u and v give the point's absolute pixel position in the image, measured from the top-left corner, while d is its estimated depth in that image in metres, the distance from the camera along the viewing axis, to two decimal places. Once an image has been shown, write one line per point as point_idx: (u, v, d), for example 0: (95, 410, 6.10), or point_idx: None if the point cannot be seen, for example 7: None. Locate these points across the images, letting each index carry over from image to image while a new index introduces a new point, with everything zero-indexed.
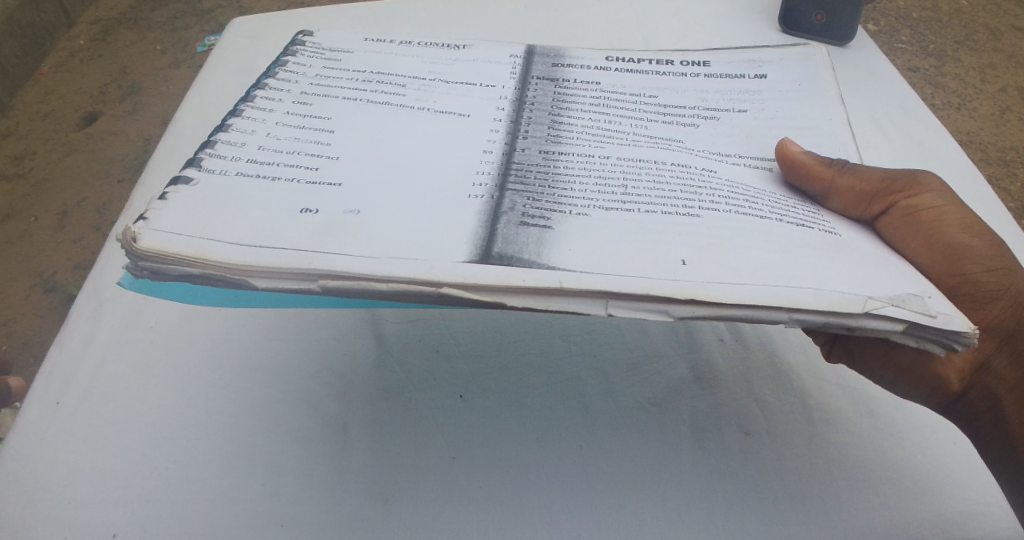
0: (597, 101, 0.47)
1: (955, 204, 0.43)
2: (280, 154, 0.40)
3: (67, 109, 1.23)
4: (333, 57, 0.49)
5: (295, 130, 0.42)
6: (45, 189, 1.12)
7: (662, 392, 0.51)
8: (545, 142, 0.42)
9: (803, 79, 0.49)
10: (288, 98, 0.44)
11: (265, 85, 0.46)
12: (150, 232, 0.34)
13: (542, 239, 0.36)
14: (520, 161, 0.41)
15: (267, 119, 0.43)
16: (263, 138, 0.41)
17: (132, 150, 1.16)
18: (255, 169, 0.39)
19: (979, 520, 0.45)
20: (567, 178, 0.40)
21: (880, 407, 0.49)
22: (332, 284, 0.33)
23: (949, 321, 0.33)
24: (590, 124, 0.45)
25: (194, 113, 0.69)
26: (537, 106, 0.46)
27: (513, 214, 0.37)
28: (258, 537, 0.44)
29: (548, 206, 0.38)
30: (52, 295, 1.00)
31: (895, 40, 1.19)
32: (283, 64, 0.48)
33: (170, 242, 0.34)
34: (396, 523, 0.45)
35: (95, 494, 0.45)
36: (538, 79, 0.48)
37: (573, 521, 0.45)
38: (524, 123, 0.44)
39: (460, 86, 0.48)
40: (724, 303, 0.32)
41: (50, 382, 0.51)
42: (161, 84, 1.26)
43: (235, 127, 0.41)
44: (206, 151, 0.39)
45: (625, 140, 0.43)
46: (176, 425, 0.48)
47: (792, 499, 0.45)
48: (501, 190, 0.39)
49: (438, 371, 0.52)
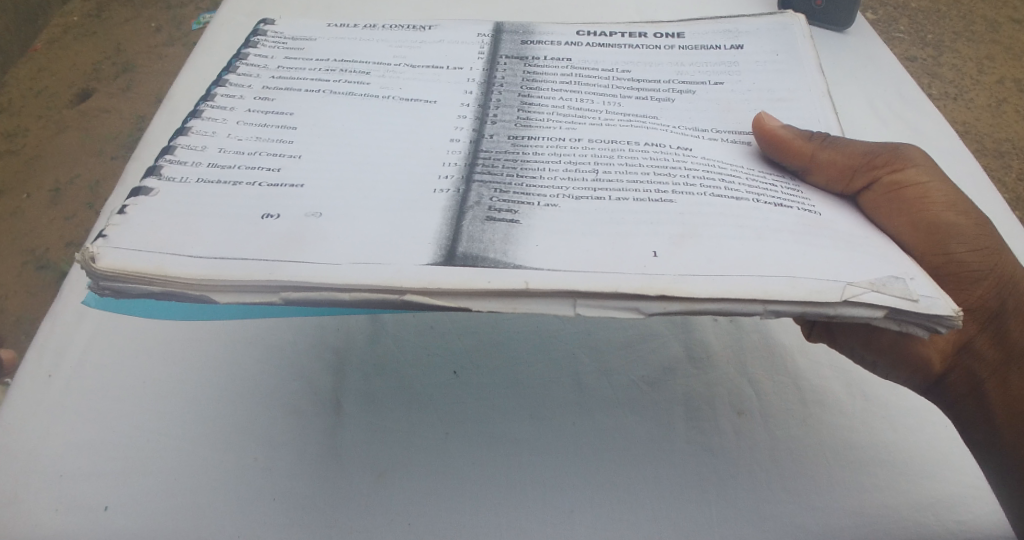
0: (569, 78, 0.47)
1: (939, 180, 0.43)
2: (242, 155, 0.40)
3: (61, 86, 1.23)
4: (295, 45, 0.49)
5: (257, 129, 0.42)
6: (38, 167, 1.11)
7: (656, 371, 0.51)
8: (513, 126, 0.42)
9: (781, 48, 0.49)
10: (250, 94, 0.44)
11: (224, 80, 0.45)
12: (110, 250, 0.34)
13: (508, 236, 0.36)
14: (488, 148, 0.41)
15: (228, 116, 0.42)
16: (225, 138, 0.41)
17: (126, 128, 1.15)
18: (216, 174, 0.39)
19: (969, 499, 0.45)
20: (536, 165, 0.40)
21: (873, 389, 0.50)
22: (293, 296, 0.34)
23: (931, 305, 0.33)
24: (560, 104, 0.44)
25: (191, 89, 0.69)
26: (506, 88, 0.45)
27: (479, 208, 0.37)
28: (250, 509, 0.44)
29: (515, 197, 0.38)
30: (45, 273, 1.00)
31: (893, 29, 1.19)
32: (243, 55, 0.47)
33: (131, 259, 0.34)
34: (389, 497, 0.45)
35: (86, 467, 0.45)
36: (507, 58, 0.48)
37: (566, 497, 0.45)
38: (493, 107, 0.44)
39: (427, 70, 0.47)
40: (695, 297, 0.33)
41: (43, 355, 0.51)
42: (155, 62, 1.25)
43: (195, 129, 0.41)
44: (165, 158, 0.39)
45: (597, 119, 0.43)
46: (168, 399, 0.48)
47: (784, 478, 0.46)
48: (467, 181, 0.39)
49: (431, 347, 0.52)
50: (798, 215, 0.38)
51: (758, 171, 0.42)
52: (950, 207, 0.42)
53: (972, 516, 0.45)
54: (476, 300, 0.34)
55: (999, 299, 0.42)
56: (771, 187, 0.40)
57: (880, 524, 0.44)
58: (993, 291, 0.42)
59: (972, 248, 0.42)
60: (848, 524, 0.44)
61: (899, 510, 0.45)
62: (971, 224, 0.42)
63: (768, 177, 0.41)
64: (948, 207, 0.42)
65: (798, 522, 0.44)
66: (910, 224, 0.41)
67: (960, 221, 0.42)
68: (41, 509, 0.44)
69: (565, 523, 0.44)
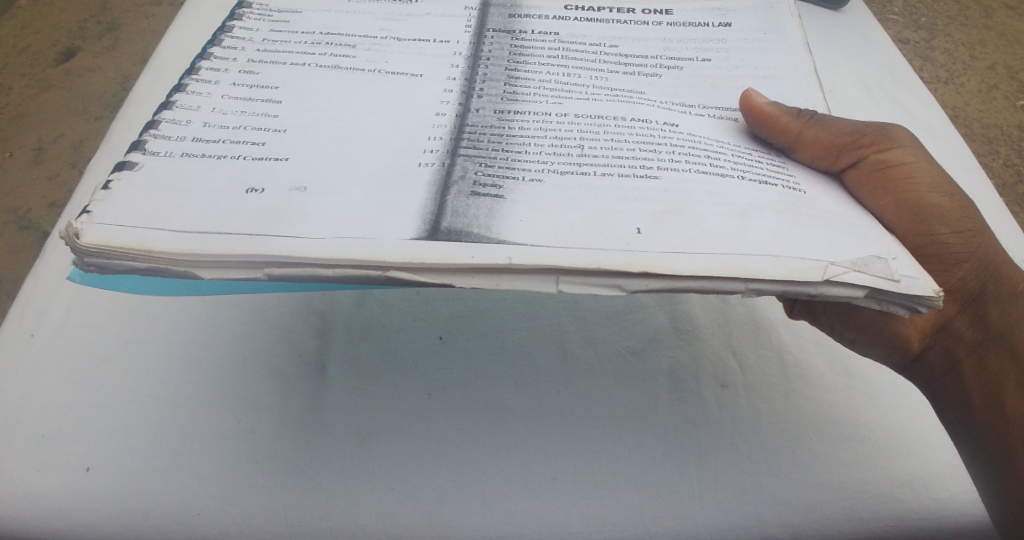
0: (557, 52, 0.46)
1: (925, 160, 0.43)
2: (226, 130, 0.39)
3: (44, 44, 1.20)
4: (282, 17, 0.47)
5: (242, 103, 0.41)
6: (20, 126, 1.08)
7: (641, 342, 0.51)
8: (499, 100, 0.42)
9: (768, 27, 0.49)
10: (234, 67, 0.43)
11: (209, 54, 0.44)
12: (94, 227, 0.34)
13: (492, 211, 0.36)
14: (474, 122, 0.41)
15: (212, 91, 0.41)
16: (209, 112, 0.40)
17: (111, 88, 1.14)
18: (200, 149, 0.38)
19: (942, 475, 0.46)
20: (521, 140, 0.39)
21: (856, 365, 0.50)
22: (277, 272, 0.34)
23: (911, 285, 0.34)
24: (547, 78, 0.44)
25: (178, 50, 0.67)
26: (493, 61, 0.45)
27: (464, 183, 0.37)
28: (236, 471, 0.44)
29: (500, 172, 0.38)
30: (27, 233, 0.98)
31: (887, 10, 1.18)
32: (228, 27, 0.46)
33: (114, 235, 0.34)
34: (372, 462, 0.45)
35: (70, 426, 0.45)
36: (494, 32, 0.47)
37: (549, 465, 0.45)
38: (478, 81, 0.43)
39: (413, 42, 0.46)
40: (676, 274, 0.33)
41: (25, 314, 0.51)
42: (141, 21, 1.23)
43: (180, 104, 0.40)
44: (149, 133, 0.38)
45: (583, 94, 0.43)
46: (153, 359, 0.48)
47: (764, 452, 0.46)
48: (453, 156, 0.39)
49: (417, 314, 0.52)
50: (781, 193, 0.38)
51: (745, 148, 0.42)
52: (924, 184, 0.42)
53: (945, 495, 0.46)
54: (466, 271, 0.34)
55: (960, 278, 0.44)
56: (760, 166, 0.40)
57: (856, 498, 0.45)
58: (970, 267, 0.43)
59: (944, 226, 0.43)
60: (823, 496, 0.45)
61: (875, 486, 0.46)
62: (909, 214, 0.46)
63: (757, 155, 0.41)
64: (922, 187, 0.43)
65: (777, 495, 0.45)
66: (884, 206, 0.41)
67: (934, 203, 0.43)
68: (24, 467, 0.44)
69: (549, 491, 0.45)
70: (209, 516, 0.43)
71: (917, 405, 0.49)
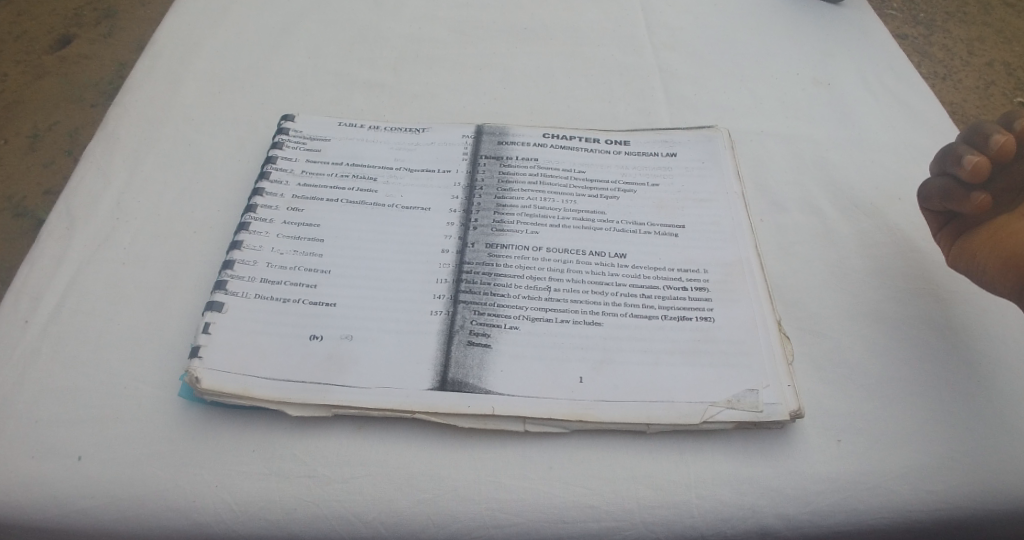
0: (536, 179, 0.54)
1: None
2: (285, 270, 0.49)
3: (41, 30, 1.19)
4: (315, 147, 0.56)
5: (294, 242, 0.50)
6: (15, 112, 1.07)
7: None
8: (490, 232, 0.51)
9: (707, 158, 0.56)
10: (283, 205, 0.52)
11: (261, 190, 0.53)
12: (208, 373, 0.44)
13: (483, 363, 0.45)
14: (470, 259, 0.50)
15: (269, 229, 0.51)
16: (270, 253, 0.49)
17: (107, 76, 1.13)
18: (268, 290, 0.48)
19: (952, 465, 0.44)
20: (505, 280, 0.49)
21: (863, 356, 0.48)
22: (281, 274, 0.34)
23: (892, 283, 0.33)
24: (527, 206, 0.53)
25: (177, 37, 0.67)
26: (484, 191, 0.54)
27: (463, 332, 0.47)
28: (229, 459, 0.44)
29: (488, 320, 0.47)
30: (22, 221, 0.97)
31: (886, 6, 1.19)
32: (273, 159, 0.55)
33: (223, 380, 0.44)
34: (366, 451, 0.44)
35: (64, 415, 0.44)
36: (486, 159, 0.55)
37: (546, 455, 0.44)
38: (474, 211, 0.52)
39: (421, 174, 0.55)
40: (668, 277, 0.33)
41: (19, 299, 0.49)
42: (139, 11, 1.24)
43: (247, 244, 0.49)
44: (227, 273, 0.48)
45: (555, 222, 0.52)
46: (150, 348, 0.47)
47: (768, 442, 0.45)
48: (454, 303, 0.48)
49: (406, 292, 0.48)
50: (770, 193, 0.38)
51: (676, 270, 0.50)
52: (950, 160, 0.50)
53: (957, 486, 0.44)
54: None
55: (961, 271, 0.50)
56: (682, 298, 0.48)
57: (862, 489, 0.44)
58: (974, 247, 0.49)
59: (971, 207, 0.48)
60: (827, 488, 0.44)
61: (872, 476, 0.44)
62: (949, 212, 0.51)
63: (684, 277, 0.49)
64: (957, 176, 0.49)
65: (773, 485, 0.44)
66: (920, 205, 0.53)
67: (964, 189, 0.49)
68: (15, 454, 0.43)
69: (543, 480, 0.43)
70: (203, 504, 0.42)
71: (923, 394, 0.47)
